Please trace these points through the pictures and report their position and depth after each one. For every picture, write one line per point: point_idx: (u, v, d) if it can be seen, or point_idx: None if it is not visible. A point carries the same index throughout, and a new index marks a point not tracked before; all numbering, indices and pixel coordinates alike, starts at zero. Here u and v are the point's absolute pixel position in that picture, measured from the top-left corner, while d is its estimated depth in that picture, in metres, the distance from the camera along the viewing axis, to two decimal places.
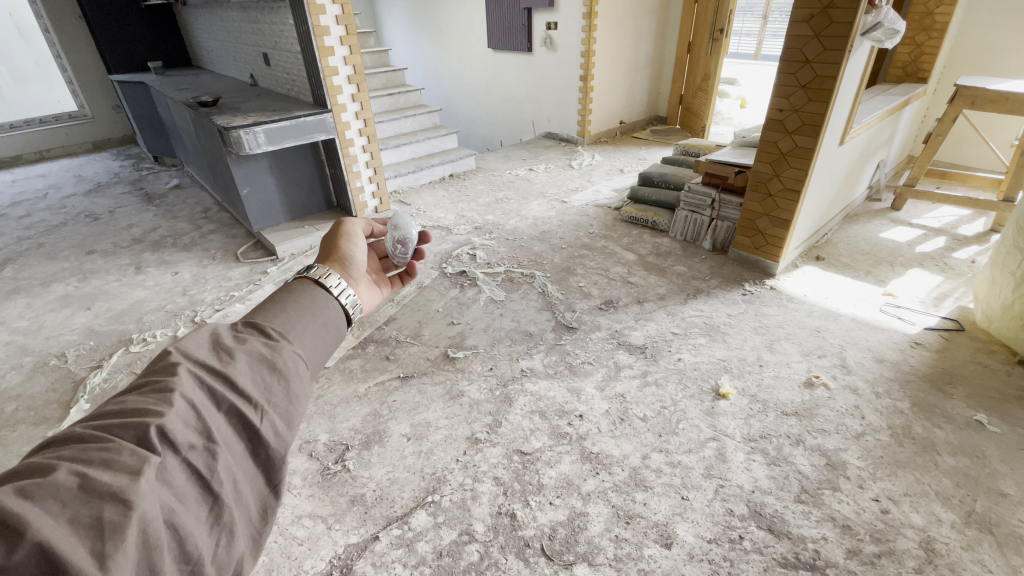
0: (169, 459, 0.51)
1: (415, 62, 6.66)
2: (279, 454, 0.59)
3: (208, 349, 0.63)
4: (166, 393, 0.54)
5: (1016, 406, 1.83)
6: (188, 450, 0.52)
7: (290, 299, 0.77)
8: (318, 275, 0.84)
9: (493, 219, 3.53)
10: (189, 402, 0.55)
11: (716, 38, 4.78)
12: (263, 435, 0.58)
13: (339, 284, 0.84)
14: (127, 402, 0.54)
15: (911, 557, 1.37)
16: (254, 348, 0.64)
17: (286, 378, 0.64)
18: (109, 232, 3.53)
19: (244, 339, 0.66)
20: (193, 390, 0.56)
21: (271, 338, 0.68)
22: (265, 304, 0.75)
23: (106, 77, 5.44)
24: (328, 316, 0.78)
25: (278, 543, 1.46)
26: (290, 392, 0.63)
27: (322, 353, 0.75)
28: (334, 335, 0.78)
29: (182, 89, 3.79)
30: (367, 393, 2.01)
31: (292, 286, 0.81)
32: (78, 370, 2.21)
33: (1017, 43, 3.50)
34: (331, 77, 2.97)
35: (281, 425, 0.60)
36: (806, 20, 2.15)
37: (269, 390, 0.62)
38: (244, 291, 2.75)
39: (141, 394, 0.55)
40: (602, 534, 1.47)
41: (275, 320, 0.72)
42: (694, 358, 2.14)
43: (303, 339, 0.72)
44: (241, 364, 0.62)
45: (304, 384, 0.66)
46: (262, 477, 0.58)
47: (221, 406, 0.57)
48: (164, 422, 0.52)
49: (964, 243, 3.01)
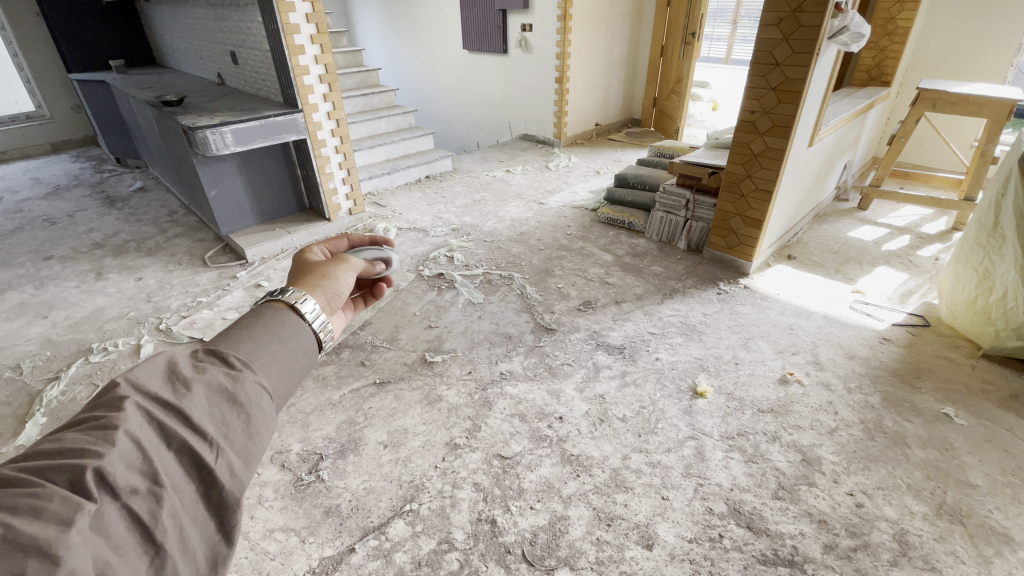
0: (106, 506, 0.47)
1: (389, 62, 6.60)
2: (235, 496, 0.55)
3: (162, 378, 0.59)
4: (108, 431, 0.51)
5: (981, 399, 1.89)
6: (129, 495, 0.49)
7: (258, 323, 0.73)
8: (292, 298, 0.79)
9: (471, 221, 3.49)
10: (134, 440, 0.51)
11: (688, 41, 4.85)
12: (217, 476, 0.54)
13: (313, 309, 0.79)
14: (64, 441, 0.50)
15: (886, 550, 1.40)
16: (213, 378, 0.60)
17: (247, 413, 0.60)
18: (68, 237, 3.37)
19: (203, 367, 0.61)
20: (141, 426, 0.53)
21: (234, 367, 0.64)
22: (230, 328, 0.71)
23: (64, 75, 5.20)
24: (299, 342, 0.74)
25: (248, 559, 1.40)
26: (250, 427, 0.59)
27: (290, 383, 0.70)
28: (305, 362, 0.74)
29: (144, 88, 3.65)
30: (342, 400, 1.96)
31: (262, 309, 0.76)
32: (33, 383, 2.09)
33: (973, 49, 3.66)
34: (301, 76, 2.90)
35: (238, 464, 0.57)
36: (775, 23, 2.19)
37: (227, 426, 0.58)
38: (212, 297, 2.65)
39: (81, 432, 0.51)
40: (583, 537, 1.45)
41: (240, 346, 0.68)
42: (671, 357, 2.15)
43: (269, 368, 0.68)
44: (198, 397, 0.57)
45: (266, 418, 0.62)
46: (213, 523, 0.54)
47: (171, 443, 0.54)
48: (103, 464, 0.48)
49: (927, 242, 3.12)
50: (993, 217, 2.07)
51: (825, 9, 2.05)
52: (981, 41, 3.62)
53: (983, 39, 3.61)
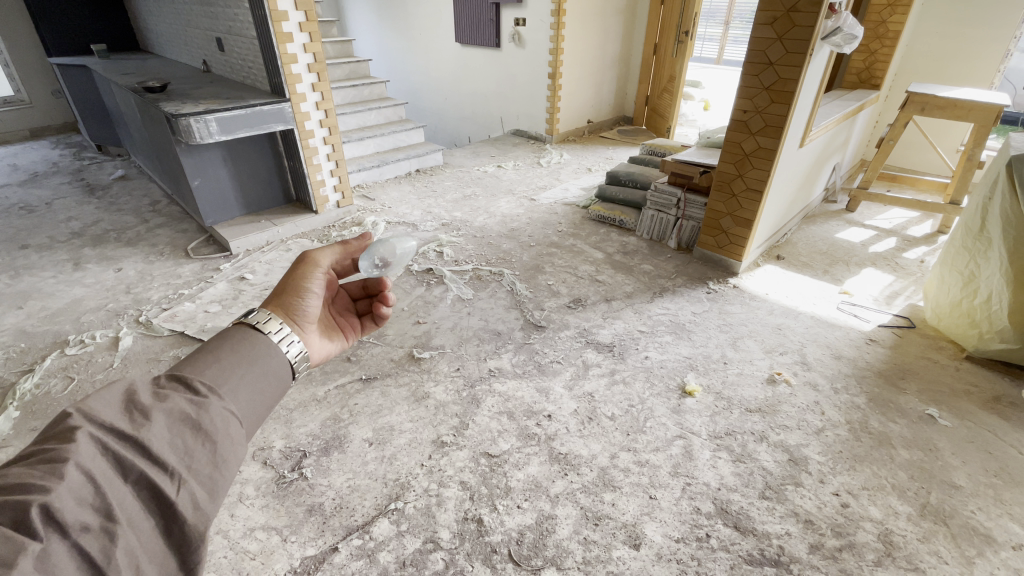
0: (54, 545, 0.45)
1: (379, 55, 6.53)
2: (199, 530, 0.53)
3: (119, 407, 0.56)
4: (58, 463, 0.48)
5: (965, 401, 1.91)
6: (79, 532, 0.46)
7: (226, 347, 0.71)
8: (257, 320, 0.78)
9: (461, 216, 3.46)
10: (86, 474, 0.49)
11: (682, 39, 4.84)
12: (179, 509, 0.52)
13: (281, 330, 0.78)
14: (9, 476, 0.47)
15: (870, 550, 1.40)
16: (176, 406, 0.58)
17: (213, 441, 0.58)
18: (46, 225, 3.28)
19: (165, 395, 0.59)
20: (94, 459, 0.50)
21: (199, 393, 0.62)
22: (195, 353, 0.69)
23: (43, 58, 5.05)
24: (268, 365, 0.72)
25: (228, 559, 1.37)
26: (216, 455, 0.57)
27: (259, 408, 0.69)
28: (275, 386, 0.72)
29: (125, 74, 3.56)
30: (327, 396, 1.92)
31: (230, 332, 0.74)
32: (6, 375, 2.02)
33: (963, 54, 3.70)
34: (288, 64, 2.82)
35: (202, 496, 0.54)
36: (768, 24, 2.19)
37: (191, 455, 0.56)
38: (194, 289, 2.58)
39: (27, 466, 0.48)
40: (571, 537, 1.44)
41: (205, 371, 0.66)
42: (660, 356, 2.14)
43: (236, 394, 0.66)
44: (159, 425, 0.55)
45: (234, 446, 0.60)
46: (174, 561, 0.52)
47: (128, 475, 0.52)
48: (50, 500, 0.46)
49: (913, 244, 3.15)
50: (979, 220, 2.08)
51: (819, 9, 2.04)
52: (969, 47, 3.67)
53: (973, 45, 3.65)
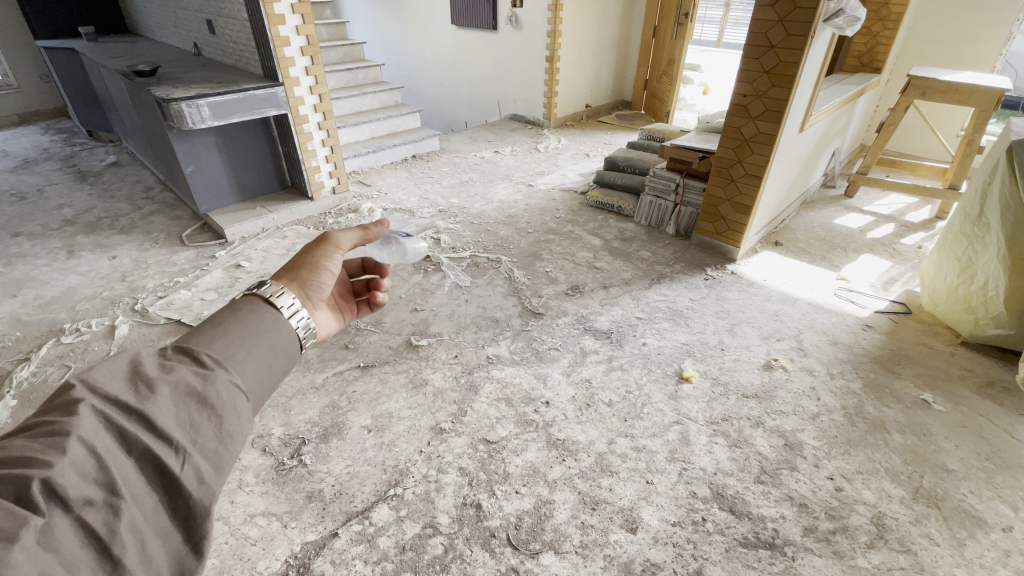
0: (58, 519, 0.45)
1: (374, 37, 6.42)
2: (203, 505, 0.53)
3: (124, 379, 0.55)
4: (59, 437, 0.48)
5: (959, 386, 1.93)
6: (83, 507, 0.46)
7: (234, 318, 0.70)
8: (269, 292, 0.76)
9: (458, 203, 3.44)
10: (89, 448, 0.49)
11: (682, 22, 4.77)
12: (183, 484, 0.52)
13: (291, 304, 0.76)
14: (13, 448, 0.48)
15: (863, 533, 1.42)
16: (181, 379, 0.57)
17: (218, 415, 0.58)
18: (38, 212, 3.24)
19: (171, 368, 0.58)
20: (97, 432, 0.50)
21: (205, 365, 0.61)
22: (202, 324, 0.68)
23: (30, 41, 4.95)
24: (276, 337, 0.71)
25: (229, 545, 1.38)
26: (221, 430, 0.57)
27: (268, 381, 0.68)
28: (283, 359, 0.71)
29: (115, 57, 3.49)
30: (325, 383, 1.92)
31: (239, 303, 0.73)
32: (2, 363, 2.01)
33: (966, 37, 3.66)
34: (281, 47, 2.77)
35: (207, 471, 0.54)
36: (770, 4, 2.15)
37: (195, 430, 0.55)
38: (189, 277, 2.57)
39: (31, 439, 0.48)
40: (568, 521, 1.45)
41: (213, 343, 0.65)
42: (658, 342, 2.15)
43: (244, 367, 0.65)
44: (163, 399, 0.55)
45: (240, 420, 0.60)
46: (179, 534, 0.52)
47: (132, 449, 0.51)
48: (53, 474, 0.46)
49: (911, 230, 3.15)
50: (978, 205, 2.07)
51: None
52: (973, 30, 3.62)
53: (976, 28, 3.61)
